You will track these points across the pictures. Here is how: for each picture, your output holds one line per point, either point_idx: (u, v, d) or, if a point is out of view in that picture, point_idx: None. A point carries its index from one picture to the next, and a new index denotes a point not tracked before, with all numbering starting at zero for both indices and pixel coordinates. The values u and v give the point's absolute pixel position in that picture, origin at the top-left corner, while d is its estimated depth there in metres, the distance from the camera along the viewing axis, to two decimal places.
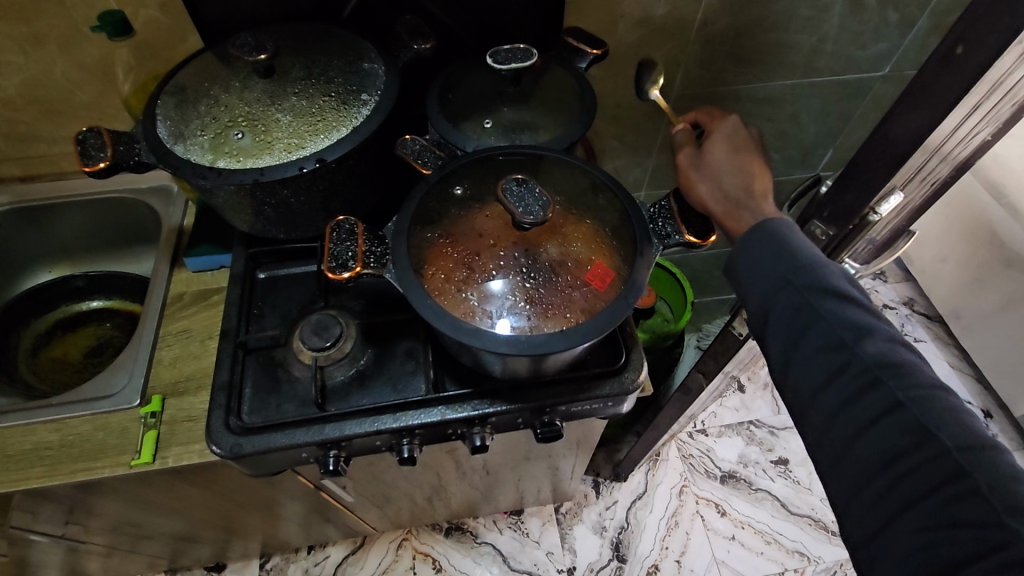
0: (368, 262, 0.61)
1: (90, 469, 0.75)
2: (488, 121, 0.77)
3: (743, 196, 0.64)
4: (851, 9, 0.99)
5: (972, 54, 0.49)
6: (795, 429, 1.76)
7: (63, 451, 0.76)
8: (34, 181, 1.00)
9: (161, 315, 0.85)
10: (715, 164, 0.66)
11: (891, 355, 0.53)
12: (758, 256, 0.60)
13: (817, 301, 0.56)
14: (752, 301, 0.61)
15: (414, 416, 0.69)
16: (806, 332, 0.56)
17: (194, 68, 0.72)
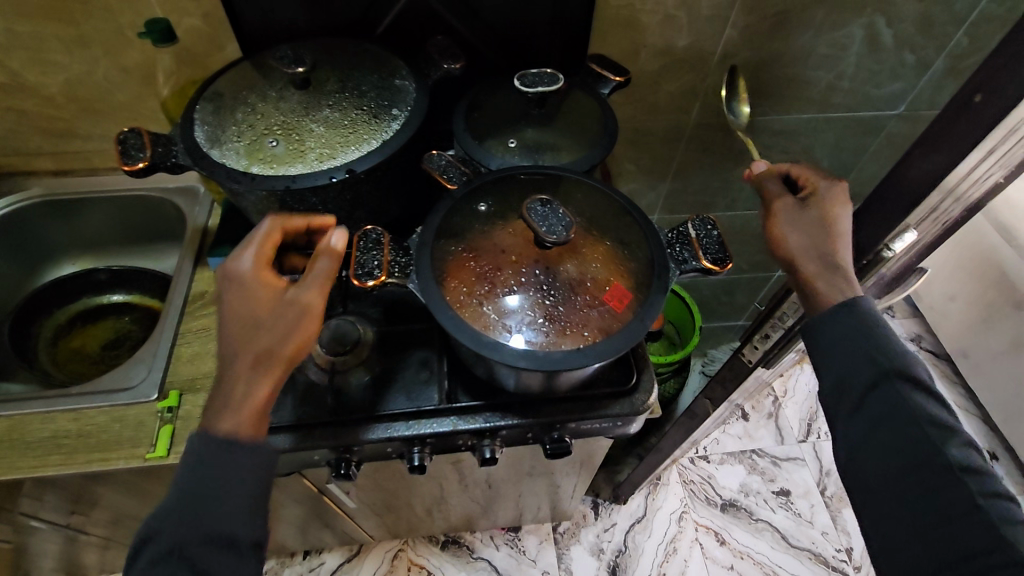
0: (393, 271, 0.63)
1: (104, 460, 0.76)
2: (513, 141, 0.79)
3: (830, 259, 0.65)
4: (868, 49, 1.01)
5: (988, 101, 0.51)
6: (798, 461, 1.75)
7: (78, 440, 0.77)
8: (66, 175, 1.03)
9: (182, 312, 0.87)
10: (814, 222, 0.66)
11: (969, 458, 0.58)
12: (848, 335, 0.62)
13: (904, 393, 0.60)
14: (830, 376, 0.64)
15: (426, 425, 0.70)
16: (888, 419, 0.60)
17: (233, 76, 0.75)
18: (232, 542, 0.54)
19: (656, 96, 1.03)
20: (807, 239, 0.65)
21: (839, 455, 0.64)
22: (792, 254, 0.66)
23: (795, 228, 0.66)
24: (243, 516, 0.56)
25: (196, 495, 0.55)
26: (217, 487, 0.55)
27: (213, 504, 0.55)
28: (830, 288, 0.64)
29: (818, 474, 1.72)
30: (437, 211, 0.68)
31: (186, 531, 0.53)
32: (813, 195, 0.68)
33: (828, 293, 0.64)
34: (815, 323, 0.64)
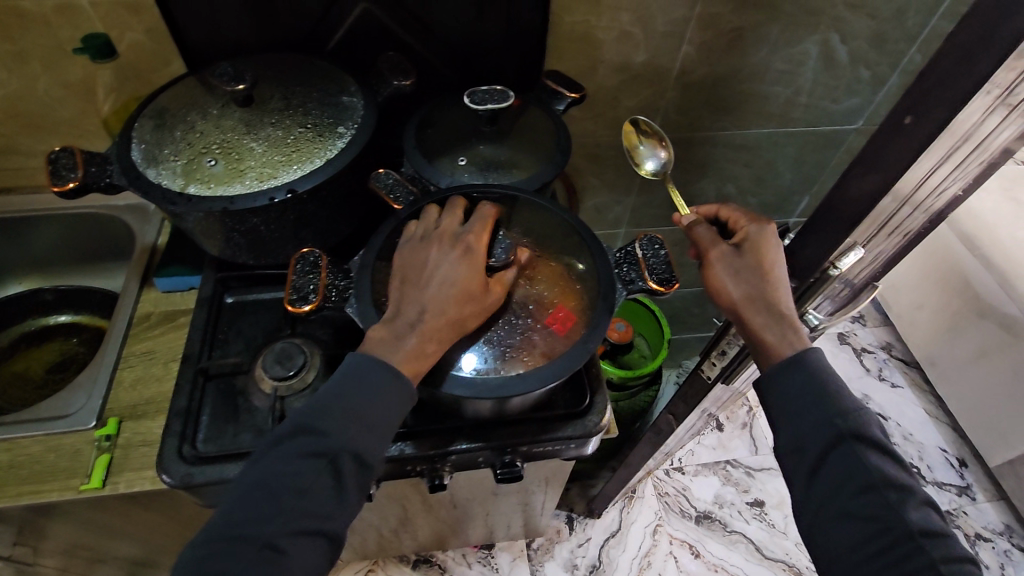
0: (329, 296, 0.61)
1: (37, 492, 0.73)
2: (463, 159, 0.78)
3: (773, 306, 0.65)
4: (824, 64, 1.02)
5: (921, 120, 0.50)
6: (772, 471, 1.75)
7: (10, 472, 0.74)
8: (9, 193, 1.00)
9: (126, 334, 0.84)
10: (753, 268, 0.66)
11: (928, 519, 0.58)
12: (801, 395, 0.63)
13: (861, 453, 0.60)
14: (786, 434, 0.64)
15: None
16: (848, 483, 0.59)
17: (175, 92, 0.73)
18: (371, 466, 0.57)
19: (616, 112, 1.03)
20: (750, 288, 0.66)
21: (802, 519, 0.63)
22: (738, 303, 0.66)
23: (736, 275, 0.66)
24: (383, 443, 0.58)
25: (353, 415, 0.56)
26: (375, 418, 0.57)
27: (366, 429, 0.57)
28: (780, 336, 0.64)
29: None
30: (383, 230, 0.67)
31: (343, 443, 0.55)
32: (747, 238, 0.69)
33: (779, 342, 0.64)
34: (769, 382, 0.65)
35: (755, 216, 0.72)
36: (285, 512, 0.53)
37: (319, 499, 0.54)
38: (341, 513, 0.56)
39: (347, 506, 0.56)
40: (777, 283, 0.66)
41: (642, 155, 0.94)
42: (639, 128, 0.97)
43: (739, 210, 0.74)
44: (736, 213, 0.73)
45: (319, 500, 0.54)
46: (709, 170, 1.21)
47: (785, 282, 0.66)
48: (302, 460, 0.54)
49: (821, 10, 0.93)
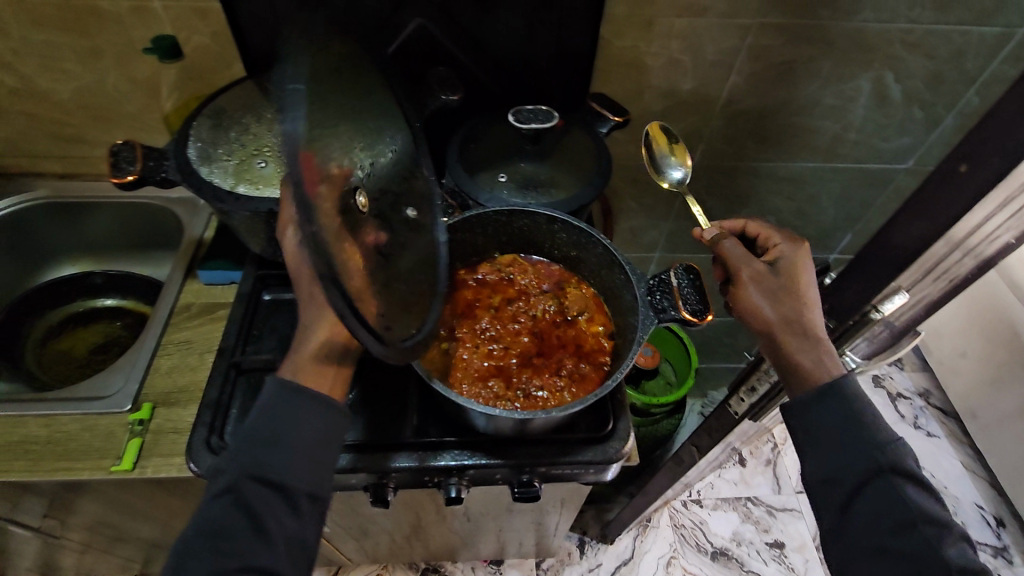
0: None
1: (70, 470, 0.75)
2: (504, 176, 0.79)
3: (806, 329, 0.63)
4: (876, 101, 1.00)
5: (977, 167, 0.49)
6: (794, 513, 1.70)
7: (48, 447, 0.77)
8: (71, 179, 1.06)
9: (166, 323, 0.87)
10: (788, 288, 0.65)
11: (967, 559, 0.55)
12: (835, 426, 0.61)
13: (898, 487, 0.58)
14: (818, 466, 0.62)
15: (392, 459, 0.69)
16: (884, 522, 0.57)
17: (233, 94, 0.76)
18: (284, 486, 0.56)
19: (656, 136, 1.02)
20: (785, 308, 0.64)
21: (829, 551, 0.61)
22: (771, 324, 0.64)
23: (770, 295, 0.65)
24: (308, 469, 0.58)
25: (262, 445, 0.57)
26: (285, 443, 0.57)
27: (280, 454, 0.57)
28: (812, 360, 0.62)
29: (815, 528, 1.66)
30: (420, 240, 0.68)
31: (242, 469, 0.56)
32: (782, 258, 0.67)
33: (812, 366, 0.62)
34: (799, 411, 0.63)
35: (788, 236, 0.70)
36: (207, 550, 0.53)
37: (237, 533, 0.54)
38: (266, 551, 0.54)
39: (276, 540, 0.55)
40: (810, 306, 0.64)
41: (670, 163, 0.91)
42: (664, 132, 0.94)
43: (769, 228, 0.72)
44: (767, 231, 0.72)
45: (240, 536, 0.54)
46: (751, 201, 1.19)
47: (817, 304, 0.65)
48: (211, 498, 0.55)
49: (876, 47, 0.92)
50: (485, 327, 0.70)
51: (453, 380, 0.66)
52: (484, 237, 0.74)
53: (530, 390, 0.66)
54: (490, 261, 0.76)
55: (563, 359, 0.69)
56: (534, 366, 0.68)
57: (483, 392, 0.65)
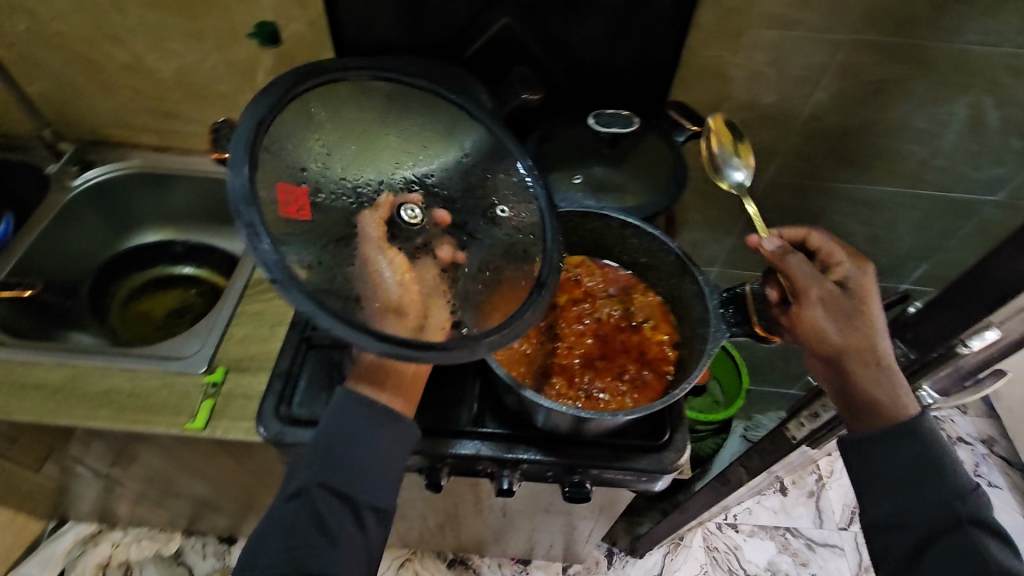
0: None
1: (148, 422, 0.80)
2: (578, 177, 0.80)
3: (872, 360, 0.60)
4: (970, 128, 0.96)
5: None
6: (836, 550, 1.63)
7: (129, 399, 0.82)
8: (164, 152, 1.13)
9: (241, 294, 0.92)
10: (862, 313, 0.61)
11: None
12: (912, 468, 0.59)
13: (976, 540, 0.56)
14: (886, 509, 0.60)
15: (449, 445, 0.70)
16: (962, 573, 0.55)
17: None
18: (351, 496, 0.59)
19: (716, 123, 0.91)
20: (852, 340, 0.60)
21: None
22: (836, 356, 0.61)
23: (846, 321, 0.60)
24: (375, 482, 0.60)
25: (330, 455, 0.59)
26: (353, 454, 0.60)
27: (353, 465, 0.59)
28: (888, 394, 0.60)
29: (856, 567, 1.60)
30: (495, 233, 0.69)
31: (314, 478, 0.59)
32: (853, 278, 0.63)
33: (889, 400, 0.60)
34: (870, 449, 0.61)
35: (849, 253, 0.66)
36: (280, 554, 0.56)
37: (305, 540, 0.56)
38: (335, 559, 0.56)
39: (342, 548, 0.57)
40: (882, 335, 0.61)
41: (727, 163, 0.81)
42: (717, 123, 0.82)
43: (830, 241, 0.67)
44: (828, 245, 0.67)
45: (309, 543, 0.56)
46: (822, 222, 1.16)
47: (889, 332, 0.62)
48: (284, 501, 0.59)
49: (977, 71, 0.88)
50: (550, 324, 0.71)
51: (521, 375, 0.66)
52: (555, 237, 0.75)
53: (591, 391, 0.66)
54: None
55: (626, 365, 0.69)
56: (596, 368, 0.68)
57: (545, 388, 0.66)
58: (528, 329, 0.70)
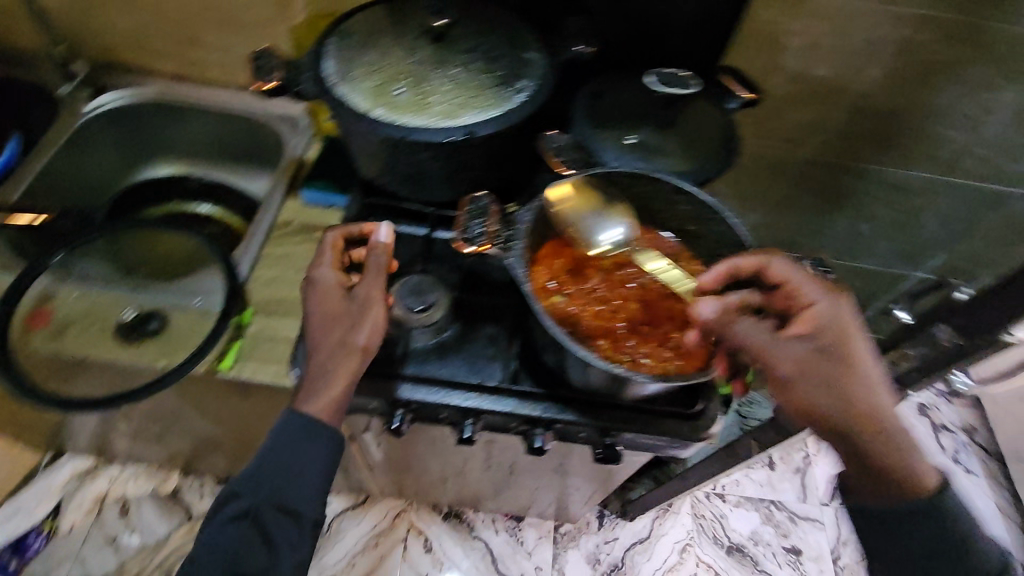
0: (495, 244, 0.65)
1: (146, 360, 0.75)
2: (632, 138, 0.75)
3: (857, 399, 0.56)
4: (1017, 118, 0.94)
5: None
6: (819, 524, 1.63)
7: (127, 334, 0.77)
8: (181, 81, 1.08)
9: (266, 237, 0.88)
10: (836, 376, 0.56)
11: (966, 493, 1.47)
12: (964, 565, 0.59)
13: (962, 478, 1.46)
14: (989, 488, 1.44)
15: (486, 400, 0.70)
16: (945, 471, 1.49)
17: (369, 16, 0.75)
18: (297, 513, 0.63)
19: (727, 73, 0.83)
20: (835, 398, 0.56)
21: None
22: (832, 420, 0.56)
23: (816, 392, 0.56)
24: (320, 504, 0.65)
25: (276, 484, 0.63)
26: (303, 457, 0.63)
27: (295, 487, 0.63)
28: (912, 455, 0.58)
29: (835, 542, 1.59)
30: (531, 206, 0.67)
31: (261, 502, 0.63)
32: (820, 335, 0.57)
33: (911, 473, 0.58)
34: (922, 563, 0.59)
35: (817, 287, 0.59)
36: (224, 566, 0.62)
37: (248, 563, 0.62)
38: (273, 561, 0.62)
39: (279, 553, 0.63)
40: (854, 364, 0.57)
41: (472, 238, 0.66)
42: (480, 210, 0.68)
43: (795, 269, 0.61)
44: (797, 278, 0.60)
45: (251, 558, 0.62)
46: (849, 201, 1.14)
47: (850, 343, 0.57)
48: (226, 526, 0.63)
49: None
50: (595, 287, 0.69)
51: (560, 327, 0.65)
52: (604, 197, 0.71)
53: (636, 356, 0.64)
54: None
55: (670, 332, 0.67)
56: (642, 334, 0.66)
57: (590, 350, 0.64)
58: (574, 290, 0.68)
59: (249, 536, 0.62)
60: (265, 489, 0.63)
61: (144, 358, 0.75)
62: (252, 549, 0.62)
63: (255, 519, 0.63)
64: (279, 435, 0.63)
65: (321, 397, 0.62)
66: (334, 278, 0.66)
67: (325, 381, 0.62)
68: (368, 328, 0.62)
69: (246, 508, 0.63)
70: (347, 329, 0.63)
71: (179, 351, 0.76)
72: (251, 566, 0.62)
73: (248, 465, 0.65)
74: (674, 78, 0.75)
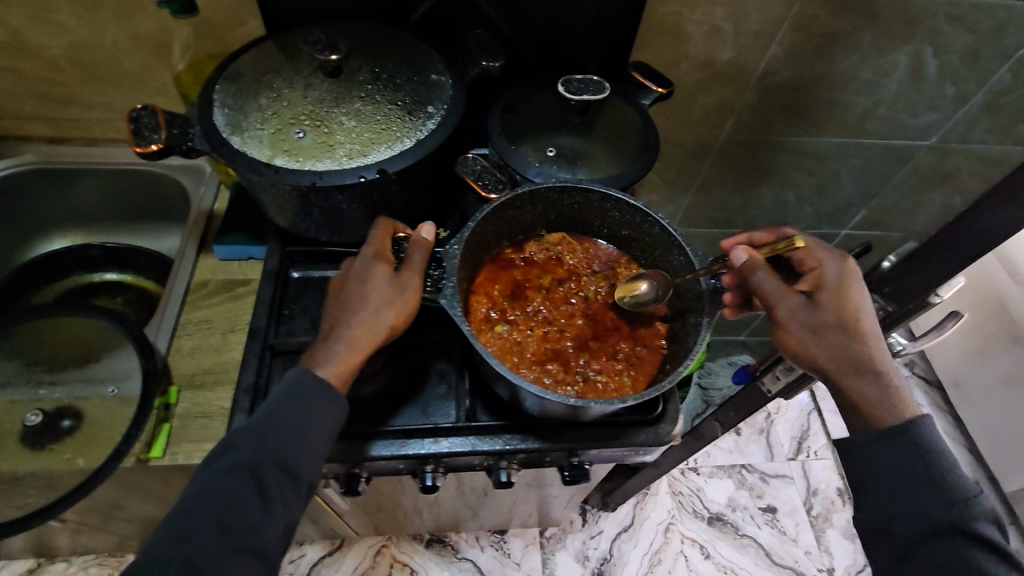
0: (425, 287, 0.61)
1: (63, 463, 0.70)
2: (552, 150, 0.74)
3: (864, 351, 0.59)
4: (911, 77, 0.98)
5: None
6: (788, 479, 1.69)
7: (43, 439, 0.72)
8: (62, 143, 0.98)
9: (183, 302, 0.81)
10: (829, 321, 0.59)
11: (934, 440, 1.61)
12: (925, 486, 0.54)
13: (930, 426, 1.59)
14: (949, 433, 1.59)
15: (443, 443, 0.67)
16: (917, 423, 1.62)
17: (258, 55, 0.70)
18: (297, 475, 0.56)
19: (638, 68, 0.82)
20: (842, 343, 0.59)
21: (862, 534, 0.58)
22: (832, 357, 0.59)
23: (817, 337, 0.59)
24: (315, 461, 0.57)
25: (277, 439, 0.55)
26: (301, 418, 0.56)
27: (295, 440, 0.56)
28: (885, 391, 0.57)
29: (806, 493, 1.66)
30: (460, 236, 0.62)
31: (264, 454, 0.55)
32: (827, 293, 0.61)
33: (875, 405, 0.58)
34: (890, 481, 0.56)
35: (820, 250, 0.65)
36: (213, 526, 0.52)
37: (240, 510, 0.53)
38: (265, 520, 0.53)
39: (274, 518, 0.54)
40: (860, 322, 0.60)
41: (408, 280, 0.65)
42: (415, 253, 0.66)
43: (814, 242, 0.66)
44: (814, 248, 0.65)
45: (246, 505, 0.53)
46: (770, 173, 1.17)
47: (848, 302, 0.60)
48: (225, 474, 0.54)
49: (919, 20, 0.89)
50: (537, 308, 0.67)
51: (506, 359, 0.63)
52: (533, 215, 0.70)
53: (589, 374, 0.63)
54: (536, 238, 0.72)
55: (620, 344, 0.66)
56: (591, 351, 0.65)
57: (541, 376, 0.62)
58: (517, 316, 0.66)
59: (244, 495, 0.53)
60: (267, 442, 0.55)
61: (63, 461, 0.70)
62: (239, 510, 0.53)
63: (255, 474, 0.54)
64: (280, 398, 0.57)
65: (343, 362, 0.58)
66: (373, 257, 0.62)
67: (344, 351, 0.58)
68: (400, 310, 0.59)
69: (251, 460, 0.54)
70: (375, 307, 0.59)
71: (97, 449, 0.70)
72: (242, 519, 0.53)
73: (264, 411, 0.57)
74: (583, 81, 0.73)
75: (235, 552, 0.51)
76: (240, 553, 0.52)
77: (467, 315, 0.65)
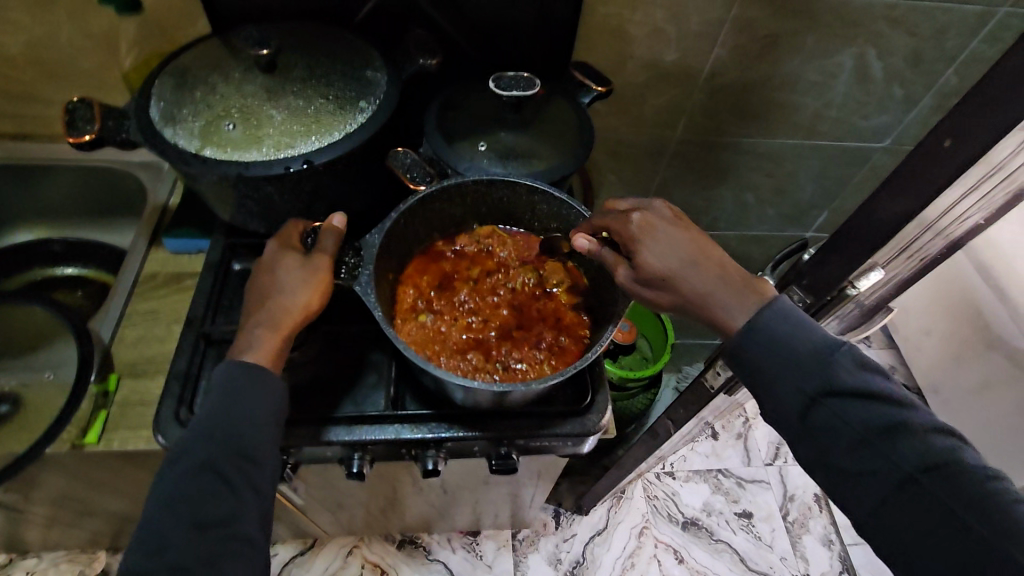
0: (340, 273, 0.62)
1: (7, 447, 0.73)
2: (484, 144, 0.75)
3: (710, 280, 0.58)
4: (859, 78, 1.00)
5: (985, 107, 0.47)
6: (764, 484, 1.68)
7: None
8: (25, 140, 1.00)
9: (130, 294, 0.83)
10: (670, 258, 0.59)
11: None
12: (821, 370, 0.54)
13: None
14: None
15: (368, 431, 0.68)
16: None
17: (198, 51, 0.71)
18: (258, 456, 0.57)
19: (578, 67, 0.84)
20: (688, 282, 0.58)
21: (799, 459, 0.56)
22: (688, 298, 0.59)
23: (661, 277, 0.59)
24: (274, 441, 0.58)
25: (226, 429, 0.56)
26: (244, 402, 0.57)
27: (246, 428, 0.57)
28: (728, 295, 0.58)
29: (782, 498, 1.65)
30: (382, 227, 0.64)
31: (218, 447, 0.55)
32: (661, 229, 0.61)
33: (723, 312, 0.58)
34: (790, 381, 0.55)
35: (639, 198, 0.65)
36: (188, 522, 0.53)
37: (213, 501, 0.54)
38: (237, 507, 0.55)
39: (247, 505, 0.55)
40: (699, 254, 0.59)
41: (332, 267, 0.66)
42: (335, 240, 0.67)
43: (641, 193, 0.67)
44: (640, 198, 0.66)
45: (215, 496, 0.54)
46: (729, 175, 1.18)
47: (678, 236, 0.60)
48: (187, 475, 0.55)
49: (860, 22, 0.91)
50: (463, 299, 0.69)
51: (427, 348, 0.64)
52: (464, 208, 0.71)
53: (509, 362, 0.65)
54: (468, 231, 0.74)
55: (542, 333, 0.67)
56: (513, 340, 0.66)
57: (461, 364, 0.64)
58: (441, 306, 0.68)
59: (208, 487, 0.54)
60: (218, 432, 0.56)
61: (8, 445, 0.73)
62: (213, 500, 0.54)
63: (214, 467, 0.55)
64: (217, 390, 0.58)
65: (271, 346, 0.59)
66: (280, 249, 0.63)
67: (265, 337, 0.59)
68: (316, 292, 0.60)
69: (205, 457, 0.55)
70: (289, 293, 0.60)
71: (34, 433, 0.73)
72: (215, 511, 0.54)
73: (202, 413, 0.58)
74: (515, 78, 0.75)
75: (215, 541, 0.53)
76: (230, 543, 0.54)
77: (393, 305, 0.67)
